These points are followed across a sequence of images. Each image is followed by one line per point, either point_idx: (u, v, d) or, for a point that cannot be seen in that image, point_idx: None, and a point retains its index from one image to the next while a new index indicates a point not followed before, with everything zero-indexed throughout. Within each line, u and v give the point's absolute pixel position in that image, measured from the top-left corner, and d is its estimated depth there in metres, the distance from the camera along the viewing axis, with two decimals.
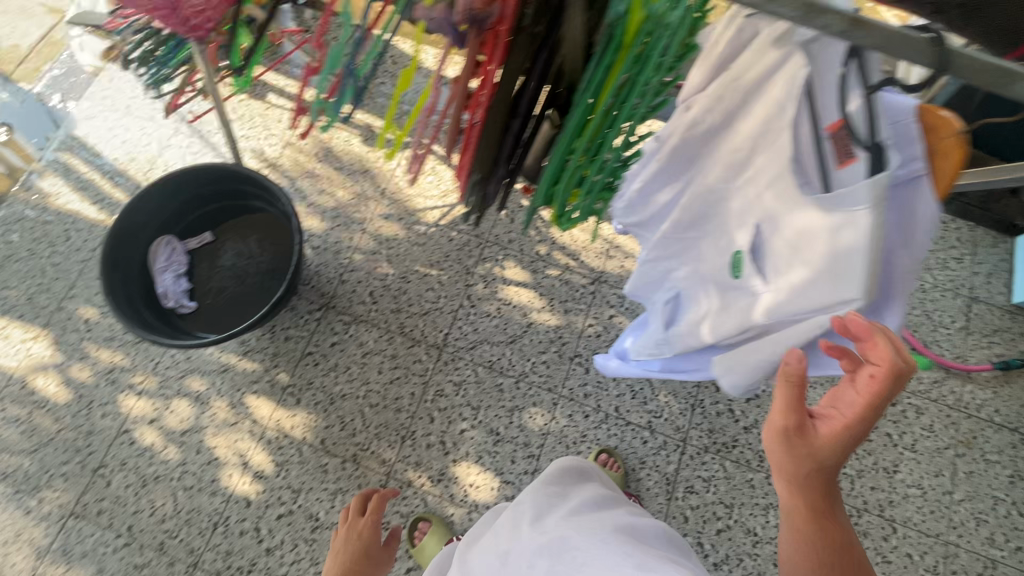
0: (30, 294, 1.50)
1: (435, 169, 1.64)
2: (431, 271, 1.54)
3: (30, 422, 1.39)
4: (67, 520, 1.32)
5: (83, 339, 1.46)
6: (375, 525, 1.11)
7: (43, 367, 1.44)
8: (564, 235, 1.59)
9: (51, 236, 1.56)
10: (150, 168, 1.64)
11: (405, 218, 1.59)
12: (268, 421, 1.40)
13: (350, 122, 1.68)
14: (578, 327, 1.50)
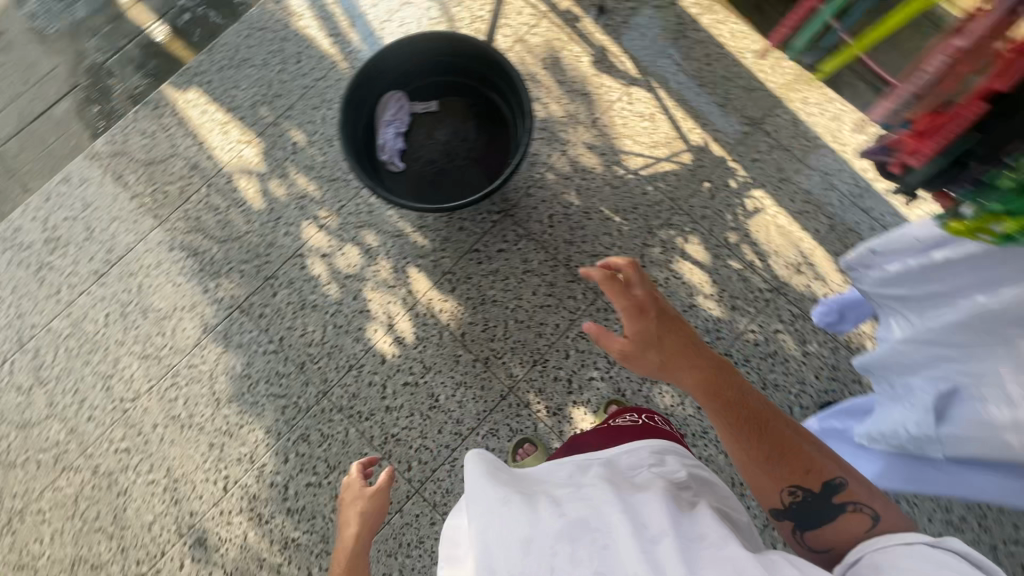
0: (254, 100, 1.59)
1: (654, 116, 1.56)
2: (615, 216, 1.50)
3: (227, 215, 1.52)
4: (234, 311, 1.46)
5: (287, 159, 1.55)
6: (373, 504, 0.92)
7: (248, 171, 1.54)
8: (759, 231, 1.49)
9: (283, 52, 1.62)
10: (386, 17, 1.64)
11: (608, 154, 1.53)
12: (421, 296, 1.46)
13: (587, 38, 1.61)
14: (739, 328, 1.43)
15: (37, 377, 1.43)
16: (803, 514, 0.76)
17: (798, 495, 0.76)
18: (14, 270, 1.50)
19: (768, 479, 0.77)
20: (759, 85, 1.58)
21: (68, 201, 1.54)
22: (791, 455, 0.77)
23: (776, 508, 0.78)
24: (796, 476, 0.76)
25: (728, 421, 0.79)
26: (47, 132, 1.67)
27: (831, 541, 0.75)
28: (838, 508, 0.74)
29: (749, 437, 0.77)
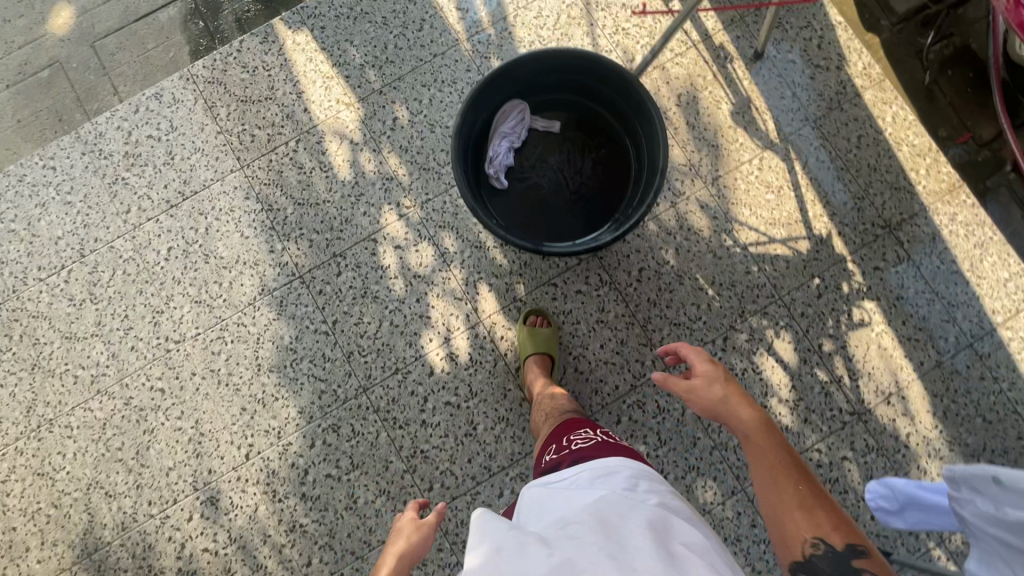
0: (363, 60, 1.48)
1: (781, 190, 1.41)
2: (708, 288, 1.38)
3: (309, 177, 1.44)
4: (294, 280, 1.40)
5: (383, 134, 1.45)
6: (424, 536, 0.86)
7: (341, 136, 1.45)
8: (858, 347, 1.36)
9: (406, 14, 1.49)
10: (524, 3, 1.48)
11: (720, 219, 1.40)
12: (485, 317, 1.38)
13: (733, 84, 1.44)
14: (805, 444, 1.33)
15: (90, 293, 1.42)
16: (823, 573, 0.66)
17: (821, 547, 0.67)
18: (89, 176, 1.46)
19: (794, 522, 0.69)
20: (907, 186, 1.41)
21: (155, 118, 1.47)
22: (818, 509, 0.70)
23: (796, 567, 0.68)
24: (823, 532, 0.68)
25: (762, 458, 0.77)
26: (148, 36, 1.59)
27: None
28: (857, 573, 0.65)
29: (779, 474, 0.74)
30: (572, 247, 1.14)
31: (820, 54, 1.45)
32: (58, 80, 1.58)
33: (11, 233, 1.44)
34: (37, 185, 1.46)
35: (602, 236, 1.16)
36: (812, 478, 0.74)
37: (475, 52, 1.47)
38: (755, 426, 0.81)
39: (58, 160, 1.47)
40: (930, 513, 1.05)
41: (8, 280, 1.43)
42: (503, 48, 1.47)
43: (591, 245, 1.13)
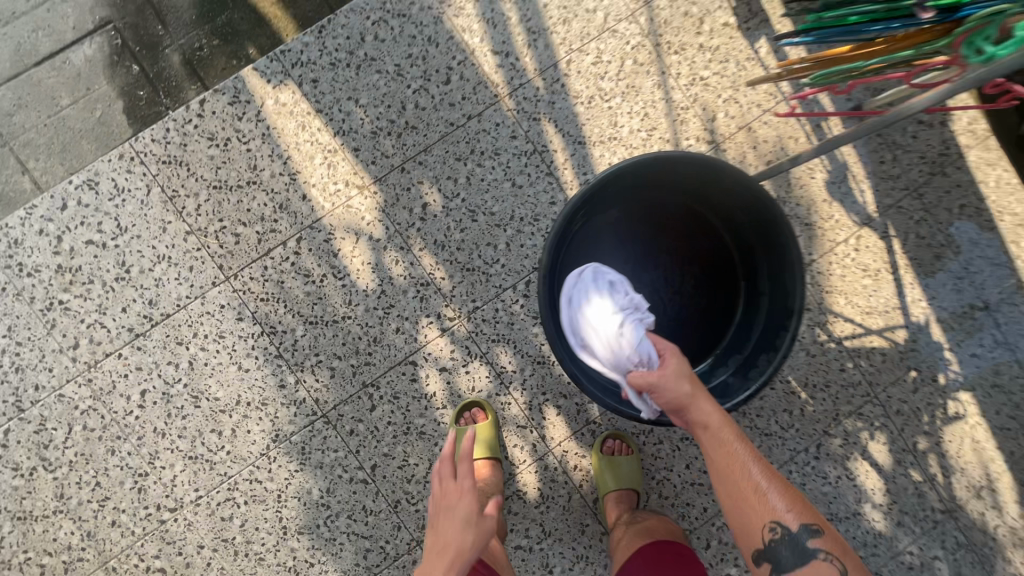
0: (375, 126, 1.13)
1: (879, 273, 1.24)
2: (801, 391, 1.22)
3: (320, 288, 1.13)
4: (317, 420, 1.13)
5: (411, 225, 1.14)
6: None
7: (356, 231, 1.13)
8: (952, 442, 1.26)
9: (425, 60, 1.14)
10: (578, 45, 1.16)
11: (814, 310, 1.22)
12: (555, 445, 1.17)
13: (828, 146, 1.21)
14: (898, 548, 1.25)
15: (40, 459, 1.09)
16: (779, 552, 0.78)
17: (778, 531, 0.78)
18: (10, 301, 1.08)
19: (754, 510, 0.79)
20: (1008, 261, 1.27)
21: (94, 216, 1.09)
22: (771, 495, 0.79)
23: (758, 548, 0.79)
24: (766, 509, 0.79)
25: (752, 502, 0.79)
26: (58, 87, 1.15)
27: None
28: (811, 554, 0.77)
29: (767, 510, 0.78)
30: None
31: None
32: None
33: None
34: None
35: (711, 377, 0.97)
36: (774, 482, 0.81)
37: (521, 112, 1.15)
38: (717, 438, 0.79)
39: None
40: None
41: None
42: (556, 107, 1.16)
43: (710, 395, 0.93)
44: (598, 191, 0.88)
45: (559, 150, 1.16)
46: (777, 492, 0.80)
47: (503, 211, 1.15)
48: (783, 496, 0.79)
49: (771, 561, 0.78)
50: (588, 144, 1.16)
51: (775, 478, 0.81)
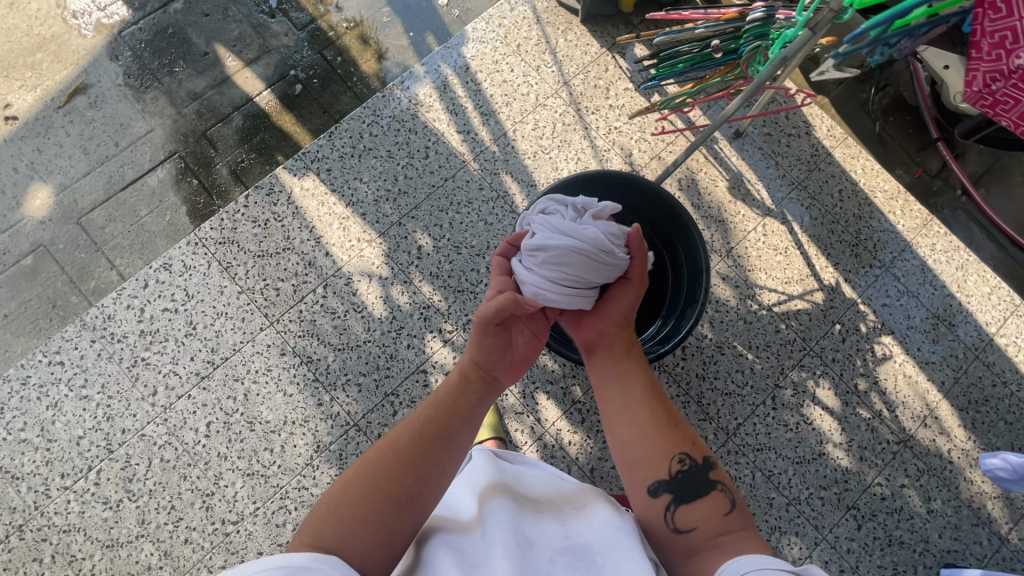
0: (376, 195, 1.50)
1: (788, 250, 1.54)
2: (746, 353, 1.47)
3: (345, 321, 1.42)
4: (350, 429, 1.36)
5: (411, 264, 1.46)
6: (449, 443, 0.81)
7: (369, 273, 1.45)
8: (887, 380, 1.48)
9: (409, 144, 1.54)
10: (520, 117, 1.57)
11: (742, 286, 1.51)
12: (550, 426, 1.40)
13: (723, 162, 1.58)
14: (867, 481, 1.42)
15: (126, 491, 1.31)
16: (679, 482, 0.80)
17: (683, 466, 0.81)
18: (103, 364, 1.37)
19: (656, 442, 0.83)
20: (890, 227, 1.58)
21: (168, 290, 1.42)
22: (681, 432, 0.85)
23: (659, 478, 0.80)
24: (672, 439, 0.84)
25: (657, 429, 0.84)
26: (138, 203, 1.54)
27: (693, 525, 0.75)
28: (710, 485, 0.79)
29: (674, 443, 0.83)
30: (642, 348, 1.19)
31: (789, 123, 1.63)
32: (44, 265, 1.48)
33: (22, 443, 1.32)
34: (44, 385, 1.36)
35: (659, 331, 1.23)
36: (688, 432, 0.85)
37: (484, 170, 1.53)
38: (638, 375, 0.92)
39: (65, 353, 1.37)
40: None
41: (27, 496, 1.30)
42: (510, 163, 1.54)
43: (656, 343, 1.19)
44: None
45: (517, 193, 1.52)
46: (682, 430, 0.85)
47: (481, 243, 1.48)
48: (690, 437, 0.85)
49: (670, 489, 0.79)
50: (538, 186, 1.53)
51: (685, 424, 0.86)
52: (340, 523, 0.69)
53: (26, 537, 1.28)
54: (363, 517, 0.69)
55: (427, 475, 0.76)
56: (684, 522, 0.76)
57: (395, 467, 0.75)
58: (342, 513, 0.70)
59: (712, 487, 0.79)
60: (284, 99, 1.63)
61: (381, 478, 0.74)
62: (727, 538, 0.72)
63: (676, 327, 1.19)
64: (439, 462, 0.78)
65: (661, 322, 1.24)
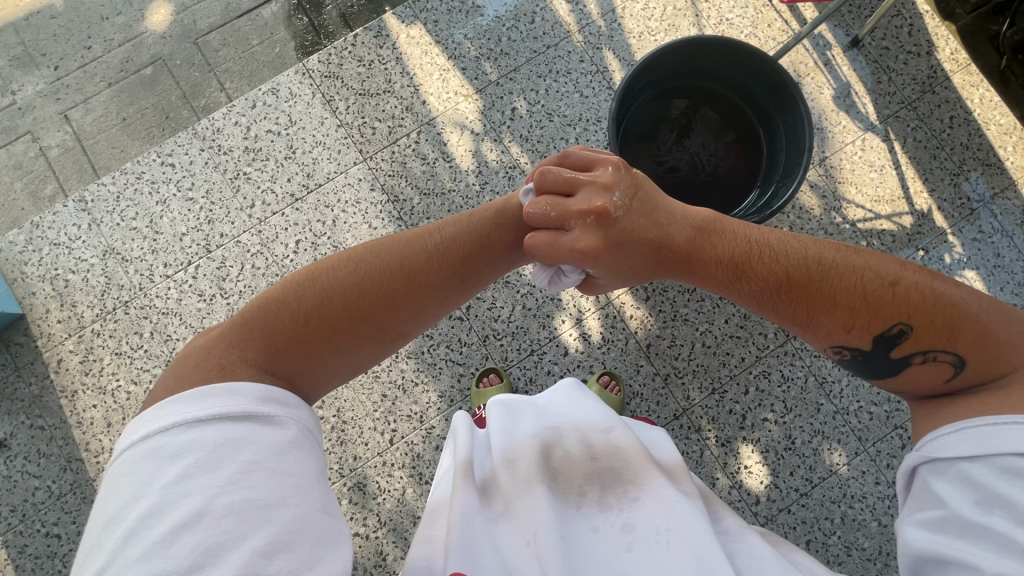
0: (478, 52, 1.52)
1: (884, 169, 1.50)
2: None
3: (433, 168, 1.47)
4: None
5: (503, 124, 1.49)
6: (399, 280, 0.73)
7: (462, 127, 1.49)
8: None
9: (518, 8, 1.54)
10: None
11: (829, 197, 1.49)
12: (615, 298, 1.45)
13: (832, 70, 1.54)
14: None
15: (219, 289, 1.42)
16: (859, 365, 0.74)
17: (848, 355, 0.73)
18: (209, 172, 1.47)
19: (811, 337, 0.74)
20: (997, 162, 1.51)
21: (274, 113, 1.50)
22: (822, 315, 0.71)
23: (830, 359, 0.76)
24: (856, 325, 0.70)
25: (802, 334, 0.74)
26: (251, 32, 1.60)
27: (905, 388, 0.72)
28: (903, 363, 0.69)
29: (827, 340, 0.73)
30: (738, 215, 1.22)
31: (910, 41, 1.56)
32: (161, 76, 1.57)
33: (133, 231, 1.45)
34: (156, 182, 1.48)
35: (757, 200, 1.25)
36: (834, 311, 0.70)
37: (587, 43, 1.52)
38: (723, 245, 0.79)
39: (176, 157, 1.48)
40: None
41: (134, 278, 1.43)
42: (614, 39, 1.52)
43: (752, 209, 1.21)
44: (653, 67, 1.22)
45: (617, 70, 1.51)
46: (847, 316, 0.70)
47: (573, 113, 1.49)
48: (858, 319, 0.69)
49: (849, 370, 0.76)
50: None
51: (848, 285, 0.70)
52: (280, 310, 0.67)
53: (130, 312, 1.42)
54: (291, 321, 0.67)
55: (370, 325, 0.70)
56: (894, 386, 0.73)
57: (359, 293, 0.70)
58: (285, 307, 0.68)
59: (906, 363, 0.69)
60: None
61: (301, 304, 0.68)
62: (954, 406, 0.65)
63: (774, 195, 1.21)
64: (407, 312, 0.73)
65: (756, 196, 1.27)
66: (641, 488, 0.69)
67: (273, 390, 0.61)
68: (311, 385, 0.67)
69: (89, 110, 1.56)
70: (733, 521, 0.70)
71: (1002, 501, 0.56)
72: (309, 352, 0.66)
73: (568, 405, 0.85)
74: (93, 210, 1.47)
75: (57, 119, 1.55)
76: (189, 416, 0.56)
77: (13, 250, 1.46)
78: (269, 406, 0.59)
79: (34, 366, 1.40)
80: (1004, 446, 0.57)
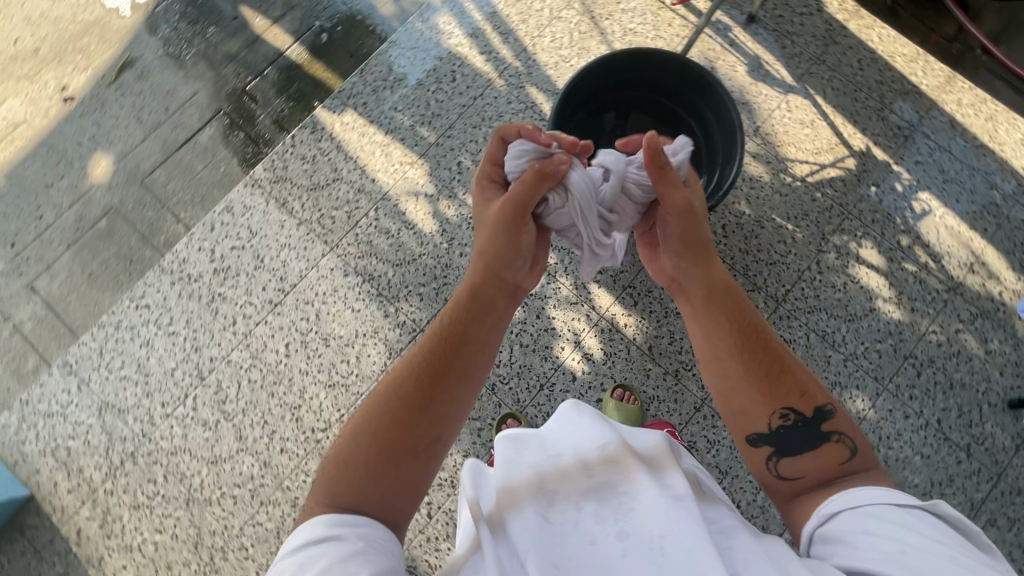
0: (412, 121, 1.58)
1: (814, 122, 1.58)
2: (786, 223, 1.52)
3: (399, 238, 1.50)
4: (418, 334, 1.44)
5: (454, 180, 1.54)
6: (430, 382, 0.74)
7: (415, 193, 1.53)
8: (929, 233, 1.51)
9: (437, 71, 1.62)
10: (537, 32, 1.63)
11: (773, 162, 1.56)
12: (605, 311, 1.47)
13: (739, 48, 1.64)
14: (921, 331, 1.46)
15: (222, 412, 1.41)
16: (780, 438, 0.75)
17: (785, 419, 0.74)
18: (185, 303, 1.49)
19: (758, 396, 0.75)
20: (913, 89, 1.60)
21: (234, 229, 1.53)
22: (787, 377, 0.76)
23: (757, 431, 0.76)
24: (802, 393, 0.75)
25: (746, 394, 0.75)
26: (193, 160, 1.65)
27: (801, 474, 0.73)
28: (819, 440, 0.74)
29: (774, 400, 0.75)
30: None
31: (801, 3, 1.67)
32: (117, 225, 1.60)
33: (124, 380, 1.45)
34: (135, 327, 1.48)
35: (707, 186, 1.30)
36: (790, 377, 0.75)
37: (510, 85, 1.60)
38: (705, 317, 0.82)
39: (150, 297, 1.50)
40: None
41: (135, 426, 1.42)
42: (533, 74, 1.60)
43: (705, 196, 1.27)
44: (576, 92, 1.28)
45: (544, 101, 1.58)
46: (793, 385, 0.75)
47: None
48: (804, 385, 0.75)
49: (768, 444, 0.75)
50: None
51: (800, 370, 0.77)
52: (349, 440, 0.71)
53: (139, 461, 1.40)
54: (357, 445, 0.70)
55: (410, 434, 0.70)
56: (790, 470, 0.74)
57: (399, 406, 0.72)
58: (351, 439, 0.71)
59: (823, 439, 0.74)
60: (313, 49, 1.72)
61: (361, 433, 0.71)
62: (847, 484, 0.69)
63: (721, 177, 1.26)
64: (443, 410, 0.73)
65: (705, 182, 1.33)
66: (636, 498, 0.70)
67: (350, 519, 0.63)
68: (388, 506, 0.67)
69: (54, 275, 1.57)
70: (729, 522, 0.67)
71: (884, 528, 0.59)
72: (370, 474, 0.67)
73: (573, 432, 0.83)
74: (79, 371, 1.47)
75: (24, 292, 1.56)
76: (294, 544, 0.62)
77: (8, 432, 1.44)
78: (346, 530, 0.62)
79: (54, 544, 1.37)
80: (889, 502, 0.62)
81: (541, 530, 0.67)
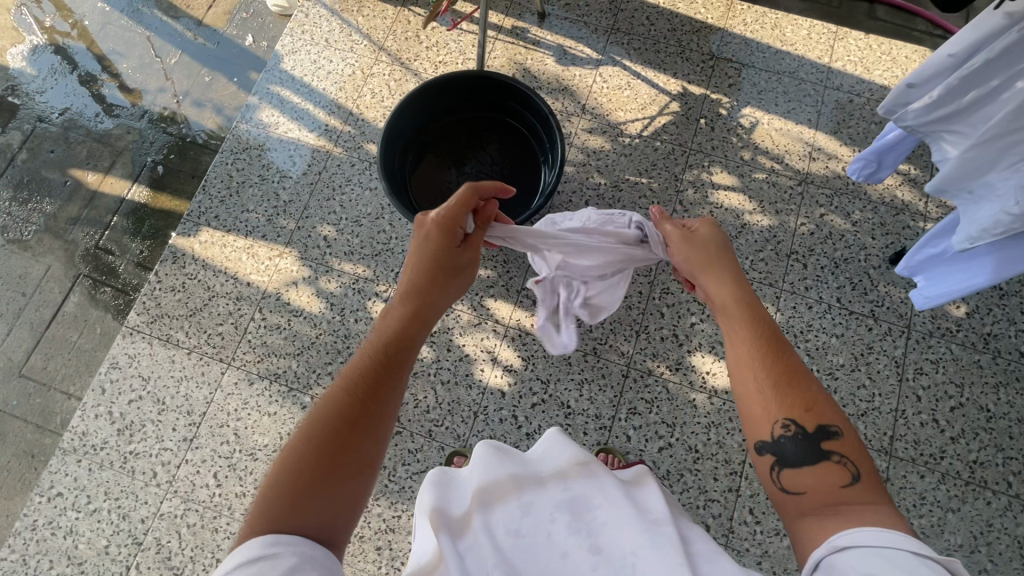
0: (267, 215, 1.60)
1: (630, 83, 1.69)
2: (641, 179, 1.60)
3: (291, 328, 1.49)
4: None
5: (325, 254, 1.55)
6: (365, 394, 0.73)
7: (292, 281, 1.53)
8: (764, 140, 1.63)
9: (276, 161, 1.65)
10: (357, 94, 1.70)
11: (608, 130, 1.65)
12: (510, 320, 1.49)
13: (542, 44, 1.75)
14: (792, 227, 1.55)
15: (170, 569, 1.34)
16: (784, 446, 0.70)
17: (788, 429, 0.70)
18: (99, 474, 1.42)
19: (765, 399, 0.71)
20: (702, 25, 1.75)
21: (127, 383, 1.48)
22: (797, 387, 0.71)
23: (761, 437, 0.72)
24: (813, 407, 0.70)
25: (755, 389, 0.72)
26: (66, 332, 1.60)
27: (802, 490, 0.69)
28: (821, 458, 0.68)
29: (782, 405, 0.70)
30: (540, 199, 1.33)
31: None
32: (7, 425, 1.53)
33: None
34: (53, 520, 1.40)
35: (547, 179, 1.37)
36: (804, 390, 0.70)
37: (348, 149, 1.64)
38: (731, 328, 0.79)
39: (59, 483, 1.42)
40: (896, 147, 1.25)
41: None
42: (366, 132, 1.66)
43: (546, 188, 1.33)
44: (395, 137, 1.33)
45: None
46: (801, 400, 0.70)
47: (375, 207, 1.59)
48: (816, 395, 0.70)
49: (774, 454, 0.71)
50: None
51: (816, 390, 0.71)
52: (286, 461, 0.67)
53: None
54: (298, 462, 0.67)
55: (350, 448, 0.69)
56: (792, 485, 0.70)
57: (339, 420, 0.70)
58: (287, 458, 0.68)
59: (825, 458, 0.68)
60: (153, 184, 1.73)
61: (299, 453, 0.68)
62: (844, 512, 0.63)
63: (554, 167, 1.33)
64: (380, 423, 0.73)
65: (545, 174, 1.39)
66: (611, 523, 0.68)
67: (284, 536, 0.60)
68: (331, 527, 0.64)
69: None
70: (706, 545, 0.66)
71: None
72: (309, 494, 0.65)
73: (548, 461, 0.81)
74: None
75: None
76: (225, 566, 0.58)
77: None
78: (282, 545, 0.59)
79: None
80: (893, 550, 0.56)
81: (516, 556, 0.67)
